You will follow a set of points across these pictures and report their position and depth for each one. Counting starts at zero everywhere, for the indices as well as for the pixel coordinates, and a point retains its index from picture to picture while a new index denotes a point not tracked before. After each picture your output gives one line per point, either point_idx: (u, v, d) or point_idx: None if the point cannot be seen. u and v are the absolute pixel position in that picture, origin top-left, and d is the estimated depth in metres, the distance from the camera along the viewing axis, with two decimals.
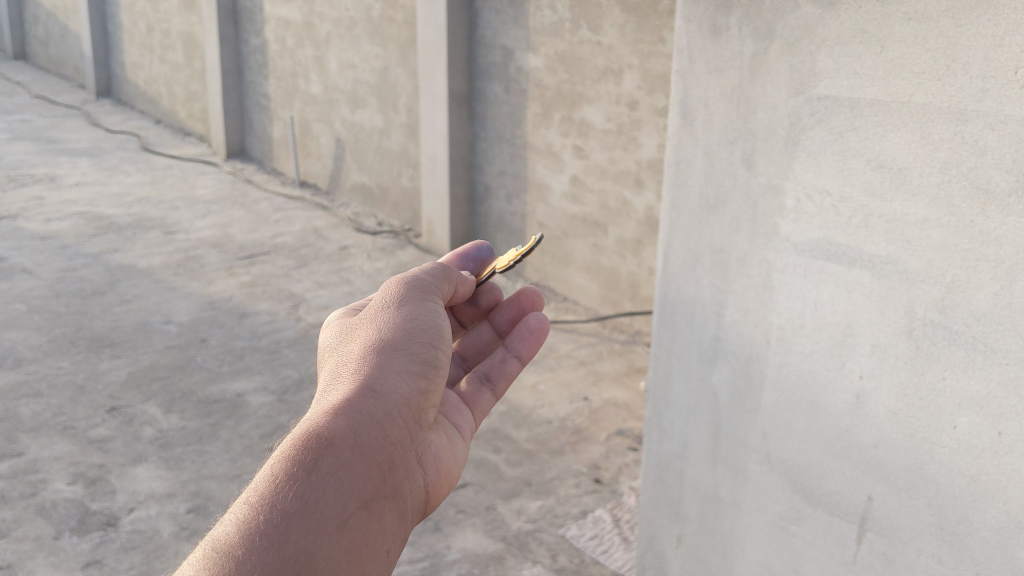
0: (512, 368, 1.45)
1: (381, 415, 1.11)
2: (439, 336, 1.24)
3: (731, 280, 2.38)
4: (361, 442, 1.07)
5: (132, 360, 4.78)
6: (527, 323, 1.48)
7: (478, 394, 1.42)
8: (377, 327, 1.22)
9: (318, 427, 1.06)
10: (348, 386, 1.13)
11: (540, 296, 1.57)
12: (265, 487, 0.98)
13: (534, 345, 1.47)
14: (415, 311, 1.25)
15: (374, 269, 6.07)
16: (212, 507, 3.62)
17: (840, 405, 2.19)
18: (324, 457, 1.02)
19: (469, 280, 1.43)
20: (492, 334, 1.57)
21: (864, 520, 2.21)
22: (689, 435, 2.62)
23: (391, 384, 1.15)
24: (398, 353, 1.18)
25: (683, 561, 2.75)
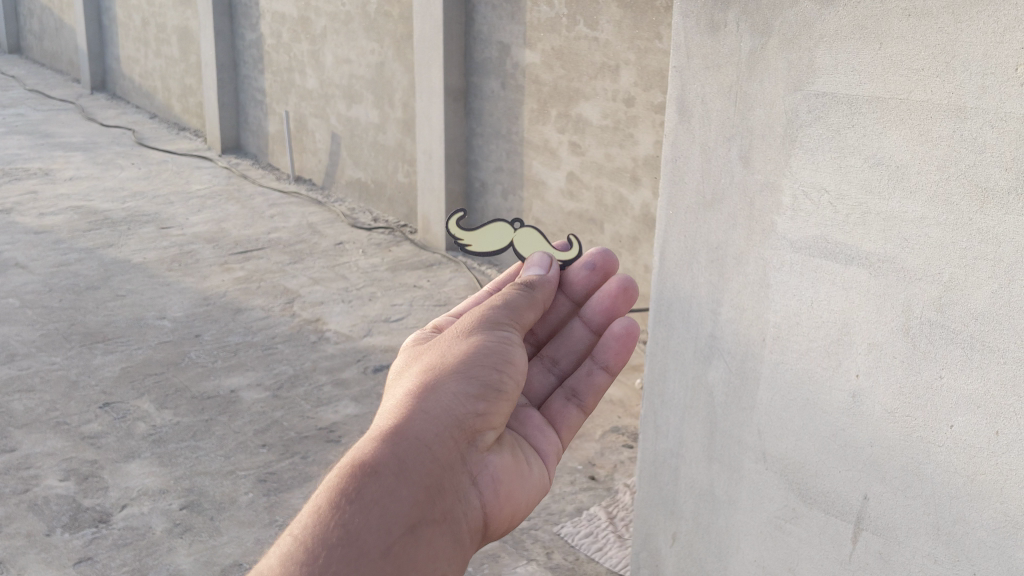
0: (599, 379, 1.56)
1: (433, 443, 1.21)
2: (497, 364, 1.31)
3: (728, 277, 2.36)
4: (407, 467, 1.16)
5: (125, 356, 4.75)
6: (613, 331, 1.56)
7: (564, 410, 1.54)
8: (443, 357, 1.33)
9: (372, 450, 1.16)
10: (402, 412, 1.23)
11: (630, 282, 1.56)
12: (316, 508, 1.10)
13: (622, 354, 1.56)
14: (480, 339, 1.34)
15: (370, 266, 6.05)
16: (206, 503, 3.61)
17: (837, 403, 2.18)
18: (368, 484, 1.12)
19: (548, 284, 1.53)
20: (588, 333, 1.63)
21: (859, 518, 2.20)
22: (684, 433, 2.60)
23: (440, 412, 1.24)
24: (457, 382, 1.28)
25: (679, 559, 2.73)
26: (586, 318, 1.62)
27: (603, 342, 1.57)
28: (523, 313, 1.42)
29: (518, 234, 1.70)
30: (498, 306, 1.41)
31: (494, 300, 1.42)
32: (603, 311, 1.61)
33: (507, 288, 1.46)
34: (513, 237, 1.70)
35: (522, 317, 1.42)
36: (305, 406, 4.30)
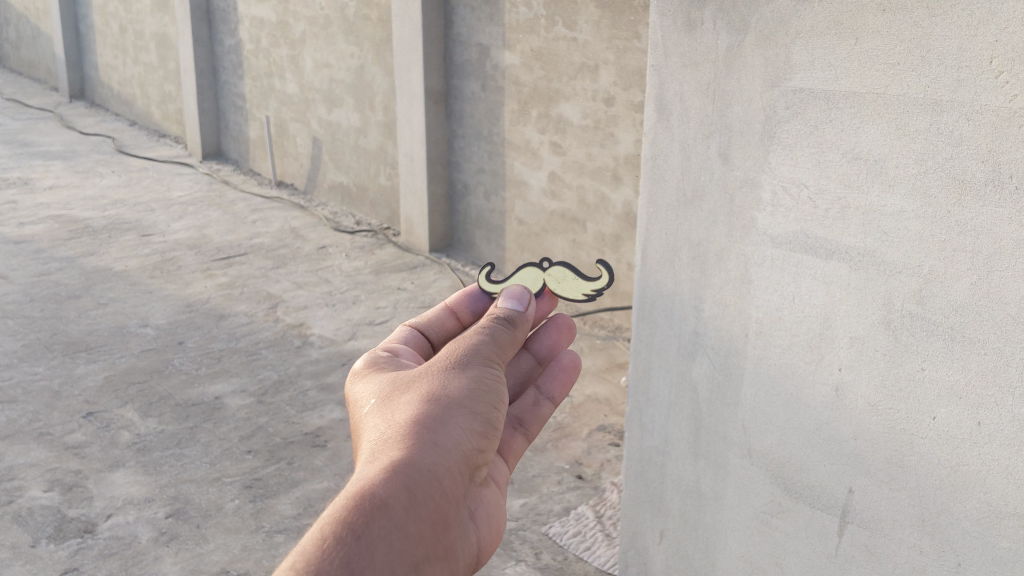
0: (545, 411, 1.55)
1: (440, 477, 1.15)
2: (493, 402, 1.29)
3: (709, 274, 2.37)
4: (415, 502, 1.09)
5: (108, 364, 4.73)
6: (560, 363, 1.58)
7: (512, 438, 1.49)
8: (442, 386, 1.26)
9: (380, 482, 1.08)
10: (409, 441, 1.16)
11: (573, 322, 1.62)
12: (321, 540, 1.00)
13: (564, 385, 1.57)
14: (476, 376, 1.30)
15: (353, 269, 6.04)
16: (192, 511, 3.58)
17: (820, 397, 2.19)
18: (377, 521, 1.04)
19: (528, 319, 1.48)
20: (531, 364, 1.64)
21: (845, 512, 2.21)
22: (670, 430, 2.61)
23: (449, 446, 1.18)
24: (463, 417, 1.23)
25: (667, 557, 2.74)
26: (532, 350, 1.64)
27: (549, 373, 1.58)
28: (506, 349, 1.40)
29: (549, 275, 1.73)
30: (483, 338, 1.37)
31: (475, 331, 1.38)
32: (548, 344, 1.64)
33: (484, 320, 1.43)
34: (545, 279, 1.72)
35: (505, 353, 1.40)
36: (291, 412, 4.28)
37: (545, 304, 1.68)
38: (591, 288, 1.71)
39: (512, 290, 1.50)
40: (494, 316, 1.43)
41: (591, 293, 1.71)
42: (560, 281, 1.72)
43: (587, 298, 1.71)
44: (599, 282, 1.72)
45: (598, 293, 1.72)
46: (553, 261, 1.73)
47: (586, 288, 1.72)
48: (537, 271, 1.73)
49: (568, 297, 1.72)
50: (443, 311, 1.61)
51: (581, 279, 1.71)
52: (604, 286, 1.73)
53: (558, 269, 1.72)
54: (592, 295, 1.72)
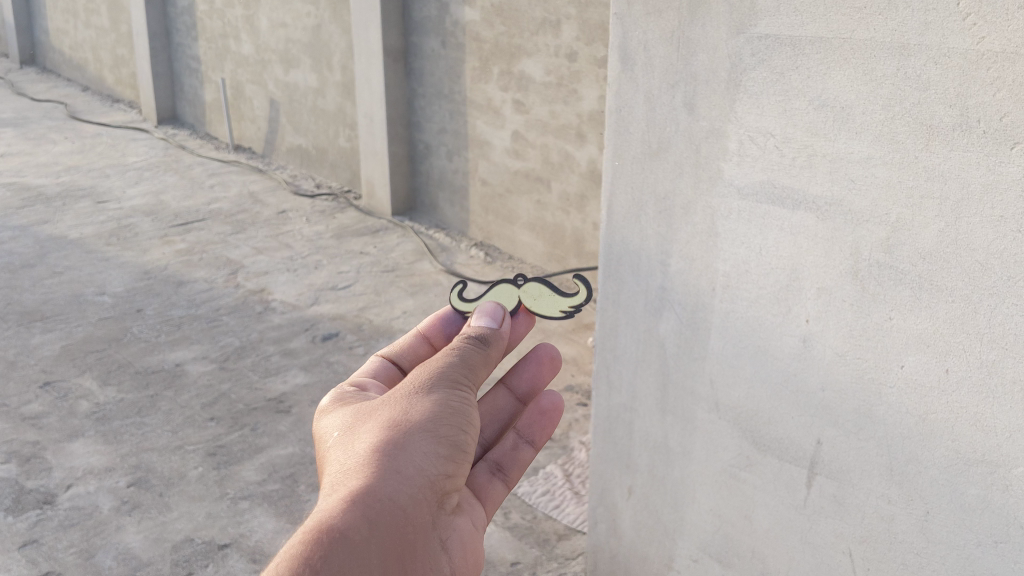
0: (525, 454, 1.64)
1: (402, 504, 1.24)
2: (459, 424, 1.36)
3: (675, 228, 2.33)
4: (374, 532, 1.18)
5: (65, 334, 4.63)
6: (539, 406, 1.68)
7: (491, 483, 1.57)
8: (404, 412, 1.34)
9: (339, 515, 1.17)
10: (370, 474, 1.24)
11: (555, 351, 1.75)
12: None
13: (544, 428, 1.67)
14: (441, 398, 1.37)
15: (314, 233, 5.95)
16: (154, 480, 3.52)
17: (787, 349, 2.18)
18: (336, 553, 1.13)
19: (501, 338, 1.55)
20: (512, 401, 1.77)
21: (813, 463, 2.21)
22: (638, 387, 2.58)
23: (410, 473, 1.27)
24: (425, 440, 1.31)
25: (636, 513, 2.73)
26: (511, 386, 1.77)
27: (528, 418, 1.67)
28: (479, 369, 1.46)
29: (523, 291, 1.73)
30: (451, 360, 1.44)
31: (445, 354, 1.45)
32: (528, 379, 1.77)
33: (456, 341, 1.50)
34: (521, 296, 1.72)
35: (478, 374, 1.46)
36: (253, 377, 4.22)
37: (521, 322, 1.70)
38: (569, 304, 1.72)
39: (484, 309, 1.58)
40: (469, 334, 1.50)
41: (569, 310, 1.72)
42: (536, 297, 1.72)
43: (565, 314, 1.71)
44: (576, 298, 1.72)
45: (576, 310, 1.71)
46: (529, 277, 1.73)
47: (564, 305, 1.71)
48: (511, 288, 1.73)
49: (546, 313, 1.71)
50: (414, 339, 1.70)
51: (557, 294, 1.71)
52: (583, 302, 1.72)
53: (534, 285, 1.72)
54: (570, 311, 1.72)
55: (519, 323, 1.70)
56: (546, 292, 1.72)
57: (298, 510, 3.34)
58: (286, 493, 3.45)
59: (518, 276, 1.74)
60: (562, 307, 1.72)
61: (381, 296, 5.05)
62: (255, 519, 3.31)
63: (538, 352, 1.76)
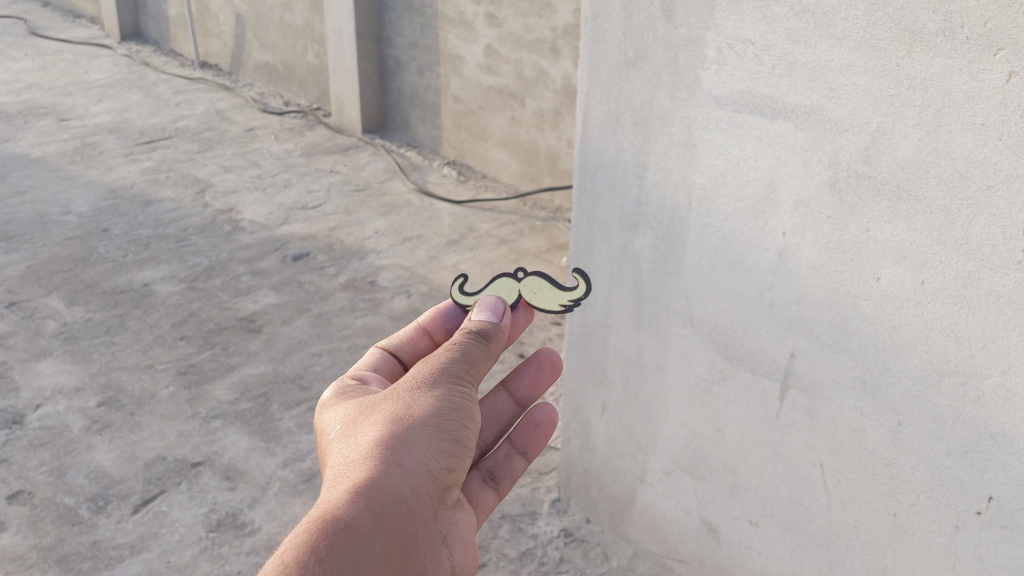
0: (517, 465, 1.77)
1: (404, 497, 1.30)
2: (460, 421, 1.42)
3: (652, 139, 2.28)
4: (379, 523, 1.24)
5: (30, 254, 4.54)
6: (534, 419, 1.81)
7: (483, 492, 1.69)
8: (408, 407, 1.40)
9: (343, 507, 1.23)
10: (375, 467, 1.30)
11: (557, 357, 1.86)
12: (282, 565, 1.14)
13: (536, 441, 1.81)
14: (443, 394, 1.43)
15: (284, 152, 5.85)
16: (124, 399, 3.49)
17: (763, 262, 2.16)
18: (343, 541, 1.19)
19: (502, 333, 1.58)
20: (511, 404, 1.89)
21: (786, 376, 2.22)
22: (611, 304, 2.56)
23: (413, 468, 1.33)
24: (426, 435, 1.37)
25: (609, 428, 2.74)
26: (512, 390, 1.88)
27: (523, 429, 1.80)
28: (481, 365, 1.51)
29: (524, 284, 1.70)
30: (455, 355, 1.49)
31: (448, 348, 1.50)
32: (527, 383, 1.88)
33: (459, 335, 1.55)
34: (521, 289, 1.70)
35: (479, 370, 1.51)
36: (223, 297, 4.17)
37: (521, 318, 1.70)
38: (568, 299, 1.68)
39: (486, 303, 1.61)
40: (471, 328, 1.54)
41: (568, 304, 1.67)
42: (536, 291, 1.70)
43: (563, 309, 1.68)
44: (576, 292, 1.67)
45: (574, 304, 1.67)
46: (529, 271, 1.70)
47: (563, 299, 1.68)
48: (512, 281, 1.70)
49: (545, 307, 1.70)
50: (415, 332, 1.73)
51: (556, 288, 1.68)
52: (583, 296, 1.67)
53: (534, 279, 1.69)
54: (570, 306, 1.68)
55: (517, 318, 1.70)
56: (545, 285, 1.69)
57: (271, 429, 3.32)
58: (259, 412, 3.43)
59: (520, 270, 1.71)
60: (561, 300, 1.68)
61: (353, 216, 4.99)
62: (228, 438, 3.29)
63: (541, 359, 1.87)
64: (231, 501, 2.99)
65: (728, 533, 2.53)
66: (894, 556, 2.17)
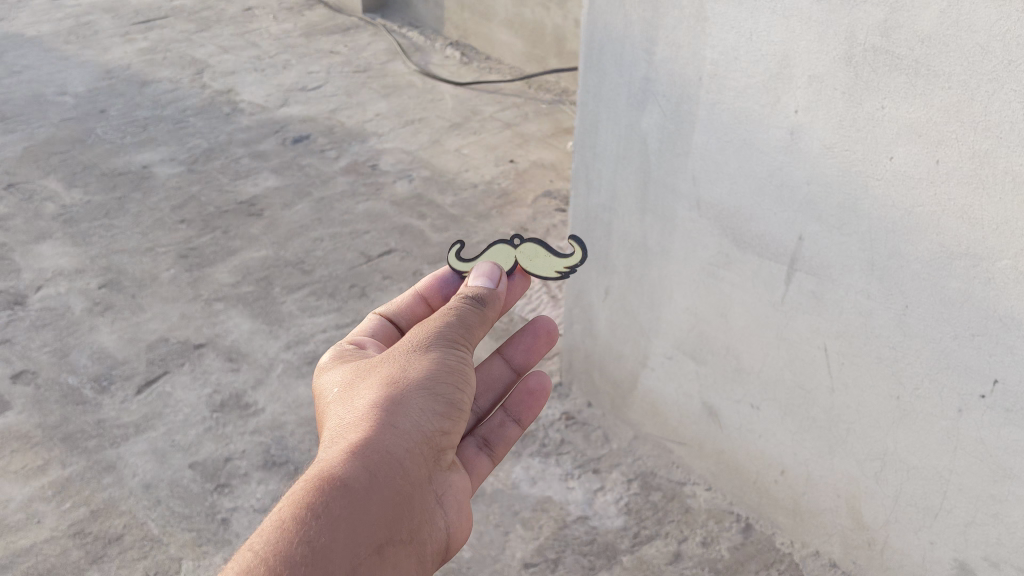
0: (511, 432, 1.73)
1: (400, 458, 1.33)
2: (455, 383, 1.44)
3: (662, 13, 2.19)
4: (374, 484, 1.27)
5: (27, 135, 4.47)
6: (528, 386, 1.78)
7: (477, 458, 1.66)
8: (403, 370, 1.42)
9: (339, 467, 1.27)
10: (370, 428, 1.33)
11: (553, 325, 1.86)
12: (278, 525, 1.18)
13: (532, 409, 1.78)
14: (437, 355, 1.45)
15: (283, 32, 5.70)
16: (126, 281, 3.48)
17: (774, 142, 2.10)
18: (337, 500, 1.22)
19: (497, 299, 1.60)
20: (509, 372, 1.88)
21: (793, 260, 2.17)
22: (617, 186, 2.51)
23: (408, 428, 1.35)
24: (422, 397, 1.39)
25: (612, 314, 2.72)
26: (507, 356, 1.87)
27: (516, 397, 1.77)
28: (475, 330, 1.53)
29: (520, 251, 1.72)
30: (450, 319, 1.51)
31: (444, 313, 1.52)
32: (523, 351, 1.87)
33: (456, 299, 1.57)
34: (518, 257, 1.72)
35: (474, 334, 1.53)
36: (224, 180, 4.12)
37: (516, 284, 1.73)
38: (564, 266, 1.71)
39: (483, 269, 1.63)
40: (468, 293, 1.57)
41: (563, 271, 1.71)
42: (532, 258, 1.72)
43: (559, 276, 1.71)
44: (570, 259, 1.71)
45: (569, 272, 1.70)
46: (525, 237, 1.72)
47: (559, 266, 1.71)
48: (508, 248, 1.73)
49: (541, 274, 1.72)
50: (412, 299, 1.77)
51: (553, 256, 1.71)
52: (577, 264, 1.71)
53: (530, 246, 1.71)
54: (565, 272, 1.71)
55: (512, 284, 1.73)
56: (542, 252, 1.71)
57: (274, 312, 3.31)
58: (261, 295, 3.41)
59: (516, 237, 1.74)
60: (557, 269, 1.72)
61: (354, 99, 4.88)
62: (230, 321, 3.28)
63: (536, 325, 1.86)
64: (234, 382, 3.00)
65: (729, 417, 2.52)
66: (896, 440, 2.14)
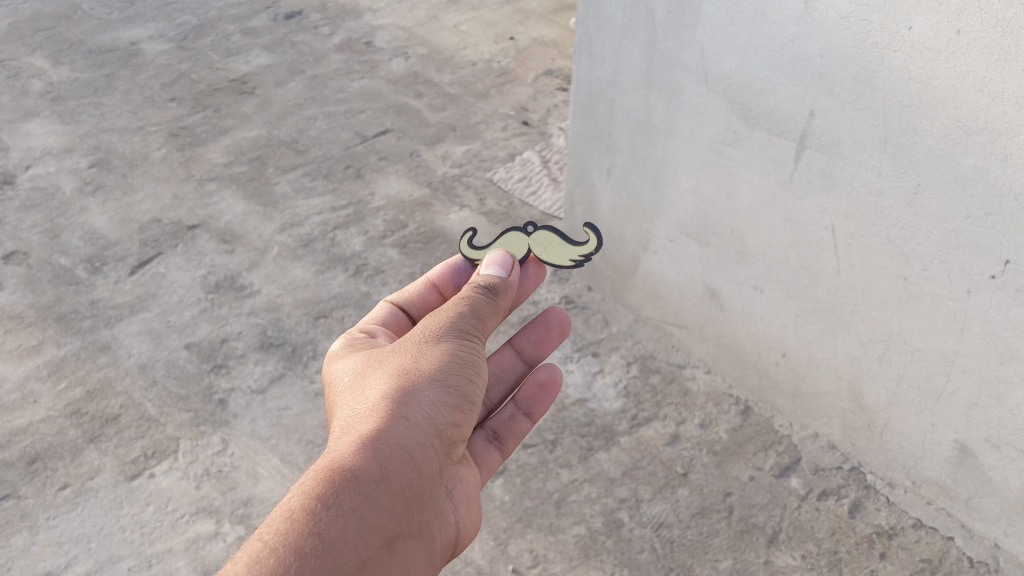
0: (521, 425, 1.67)
1: (410, 452, 1.27)
2: (468, 375, 1.37)
3: None
4: (383, 480, 1.22)
5: (11, 11, 4.33)
6: (538, 379, 1.71)
7: (487, 451, 1.61)
8: (415, 360, 1.36)
9: (348, 459, 1.22)
10: (380, 422, 1.28)
11: (565, 316, 1.79)
12: (288, 514, 1.14)
13: (544, 403, 1.71)
14: (450, 346, 1.38)
15: None
16: (116, 162, 3.40)
17: (787, 13, 1.99)
18: (346, 495, 1.18)
19: (511, 288, 1.53)
20: (521, 363, 1.80)
21: (804, 137, 2.10)
22: (623, 60, 2.42)
23: (419, 422, 1.30)
24: (433, 389, 1.33)
25: (614, 195, 2.66)
26: (519, 348, 1.79)
27: (526, 389, 1.70)
28: (490, 320, 1.46)
29: (533, 239, 1.71)
30: (464, 307, 1.44)
31: (458, 300, 1.45)
32: (535, 343, 1.79)
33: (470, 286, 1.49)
34: (529, 245, 1.71)
35: (488, 324, 1.46)
36: (214, 58, 3.99)
37: (530, 274, 1.70)
38: (578, 253, 1.70)
39: (494, 258, 1.56)
40: (481, 282, 1.49)
41: (578, 258, 1.70)
42: (545, 246, 1.70)
43: (574, 264, 1.70)
44: (586, 246, 1.69)
45: (584, 259, 1.69)
46: (538, 225, 1.71)
47: (572, 254, 1.70)
48: (521, 236, 1.71)
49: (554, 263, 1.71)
50: (425, 288, 1.73)
51: (567, 244, 1.69)
52: (592, 251, 1.70)
53: (543, 233, 1.70)
54: (579, 261, 1.70)
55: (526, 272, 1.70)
56: (556, 239, 1.70)
57: (268, 194, 3.24)
58: (255, 176, 3.34)
59: (528, 224, 1.72)
60: (571, 258, 1.70)
61: None
62: (224, 202, 3.22)
63: (547, 316, 1.79)
64: (229, 265, 2.95)
65: (731, 300, 2.48)
66: (901, 322, 2.09)
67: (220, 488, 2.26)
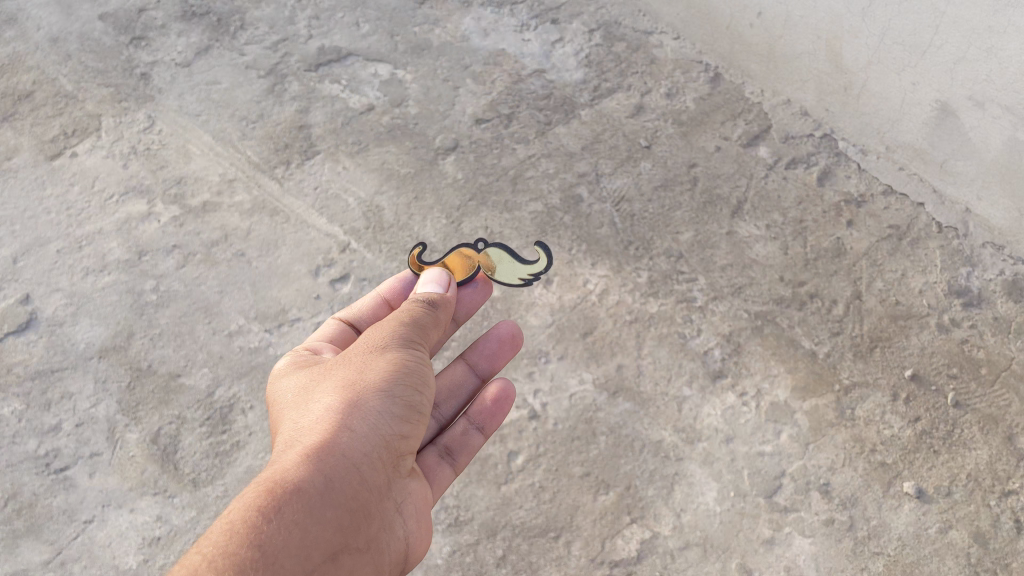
0: (474, 440, 1.42)
1: (358, 464, 1.09)
2: (416, 383, 1.20)
3: None
4: (328, 493, 1.05)
5: None
6: (490, 389, 1.45)
7: (439, 467, 1.37)
8: (359, 369, 1.19)
9: (293, 469, 1.05)
10: (323, 433, 1.11)
11: (517, 329, 1.54)
12: (228, 528, 0.97)
13: (498, 418, 1.45)
14: (395, 354, 1.21)
15: None
16: None
17: None
18: (286, 506, 1.01)
19: (452, 302, 1.38)
20: (474, 380, 1.53)
21: None
22: None
23: (365, 432, 1.12)
24: (380, 398, 1.15)
25: None
26: (472, 363, 1.53)
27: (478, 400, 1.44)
28: (431, 331, 1.30)
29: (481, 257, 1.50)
30: (408, 317, 1.28)
31: (400, 312, 1.30)
32: (489, 357, 1.54)
33: (413, 299, 1.34)
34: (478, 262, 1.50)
35: (430, 336, 1.30)
36: None
37: (475, 292, 1.51)
38: (528, 272, 1.49)
39: (434, 273, 1.42)
40: (420, 295, 1.34)
41: (528, 278, 1.49)
42: (494, 263, 1.50)
43: (523, 283, 1.50)
44: (536, 266, 1.49)
45: (535, 278, 1.49)
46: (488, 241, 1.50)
47: (522, 272, 1.50)
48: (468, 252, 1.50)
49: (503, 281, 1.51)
50: (376, 302, 1.52)
51: (516, 262, 1.49)
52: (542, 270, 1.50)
53: (492, 250, 1.49)
54: (529, 280, 1.50)
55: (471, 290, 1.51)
56: (500, 254, 1.49)
57: None
58: None
59: (477, 240, 1.51)
60: (522, 277, 1.50)
61: None
62: None
63: (498, 330, 1.54)
64: None
65: None
66: None
67: (150, 166, 2.09)
